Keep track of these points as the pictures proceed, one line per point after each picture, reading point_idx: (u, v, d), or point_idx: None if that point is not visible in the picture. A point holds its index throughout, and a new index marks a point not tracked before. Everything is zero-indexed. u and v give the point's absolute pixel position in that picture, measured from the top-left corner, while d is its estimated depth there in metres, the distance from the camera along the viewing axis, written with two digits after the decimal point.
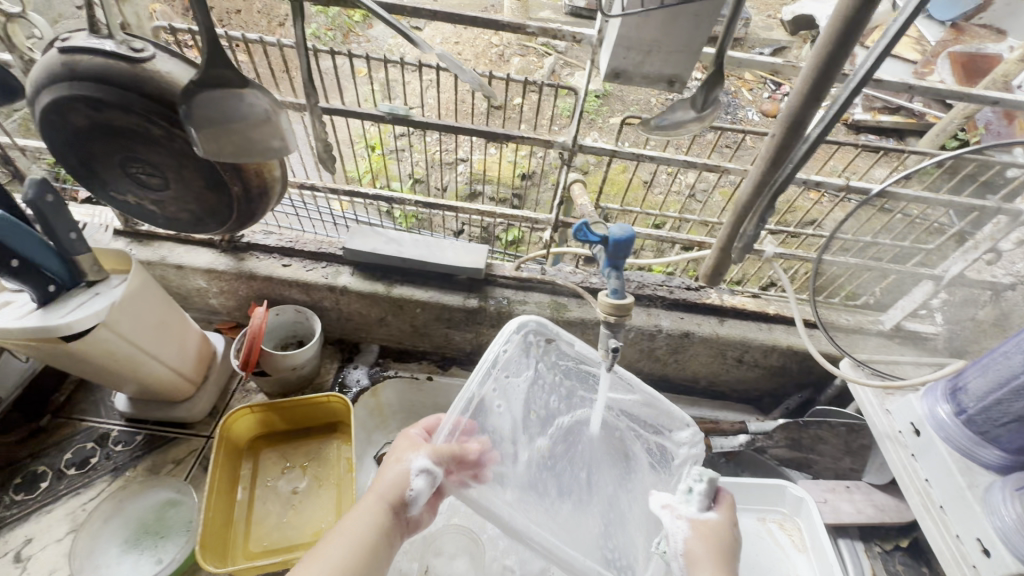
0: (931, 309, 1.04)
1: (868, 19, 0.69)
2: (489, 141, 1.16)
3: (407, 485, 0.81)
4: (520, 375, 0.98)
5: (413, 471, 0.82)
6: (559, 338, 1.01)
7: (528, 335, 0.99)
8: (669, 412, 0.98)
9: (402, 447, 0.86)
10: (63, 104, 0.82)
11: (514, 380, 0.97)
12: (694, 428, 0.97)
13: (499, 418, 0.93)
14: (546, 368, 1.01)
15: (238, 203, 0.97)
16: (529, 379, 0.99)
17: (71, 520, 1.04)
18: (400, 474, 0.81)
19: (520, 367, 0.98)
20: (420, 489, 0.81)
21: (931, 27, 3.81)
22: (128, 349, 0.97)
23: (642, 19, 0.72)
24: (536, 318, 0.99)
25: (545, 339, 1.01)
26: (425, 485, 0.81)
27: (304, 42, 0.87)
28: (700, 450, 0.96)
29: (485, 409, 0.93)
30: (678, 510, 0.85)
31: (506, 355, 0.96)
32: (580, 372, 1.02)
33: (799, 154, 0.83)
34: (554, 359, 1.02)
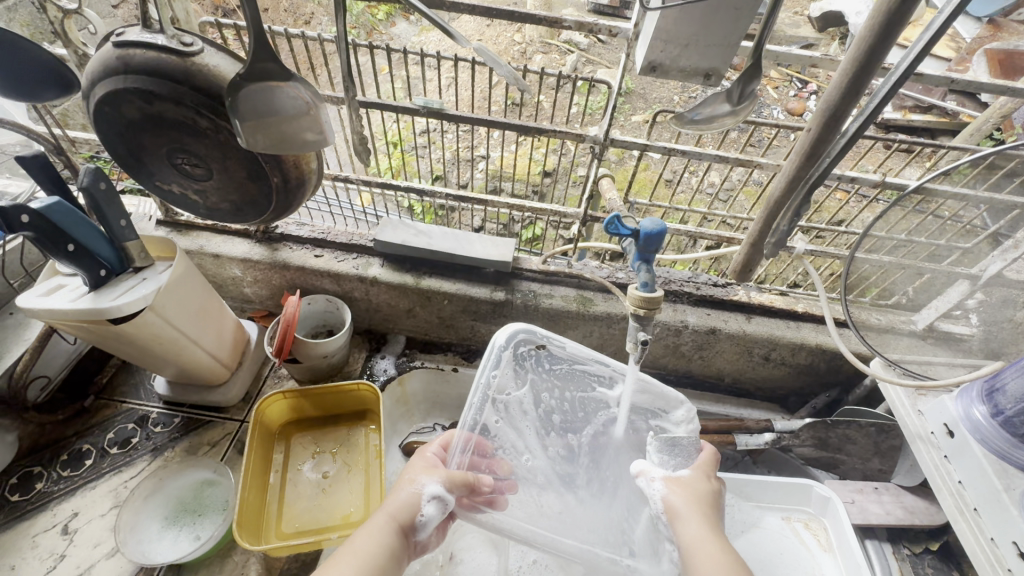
0: (966, 310, 1.02)
1: (912, 12, 0.68)
2: (520, 135, 1.17)
3: (418, 509, 0.79)
4: (519, 388, 1.03)
5: (425, 494, 0.80)
6: (549, 347, 1.05)
7: (518, 347, 1.04)
8: (666, 396, 1.02)
9: (416, 468, 0.85)
10: (117, 96, 0.86)
11: (513, 395, 1.02)
12: (688, 405, 1.00)
13: (507, 431, 0.98)
14: (543, 376, 1.04)
15: (277, 194, 1.00)
16: (530, 391, 1.03)
17: (115, 496, 1.08)
18: (413, 496, 0.80)
19: (516, 381, 1.03)
20: (430, 516, 0.80)
21: (967, 23, 3.70)
22: (170, 333, 1.00)
23: (682, 13, 0.73)
24: (522, 329, 1.04)
25: (536, 349, 1.05)
26: (436, 512, 0.80)
27: (345, 36, 0.89)
28: (696, 425, 0.99)
29: (493, 428, 0.98)
30: (652, 473, 0.86)
31: (499, 375, 1.01)
32: (577, 373, 1.05)
33: (836, 149, 0.82)
34: (550, 367, 1.05)
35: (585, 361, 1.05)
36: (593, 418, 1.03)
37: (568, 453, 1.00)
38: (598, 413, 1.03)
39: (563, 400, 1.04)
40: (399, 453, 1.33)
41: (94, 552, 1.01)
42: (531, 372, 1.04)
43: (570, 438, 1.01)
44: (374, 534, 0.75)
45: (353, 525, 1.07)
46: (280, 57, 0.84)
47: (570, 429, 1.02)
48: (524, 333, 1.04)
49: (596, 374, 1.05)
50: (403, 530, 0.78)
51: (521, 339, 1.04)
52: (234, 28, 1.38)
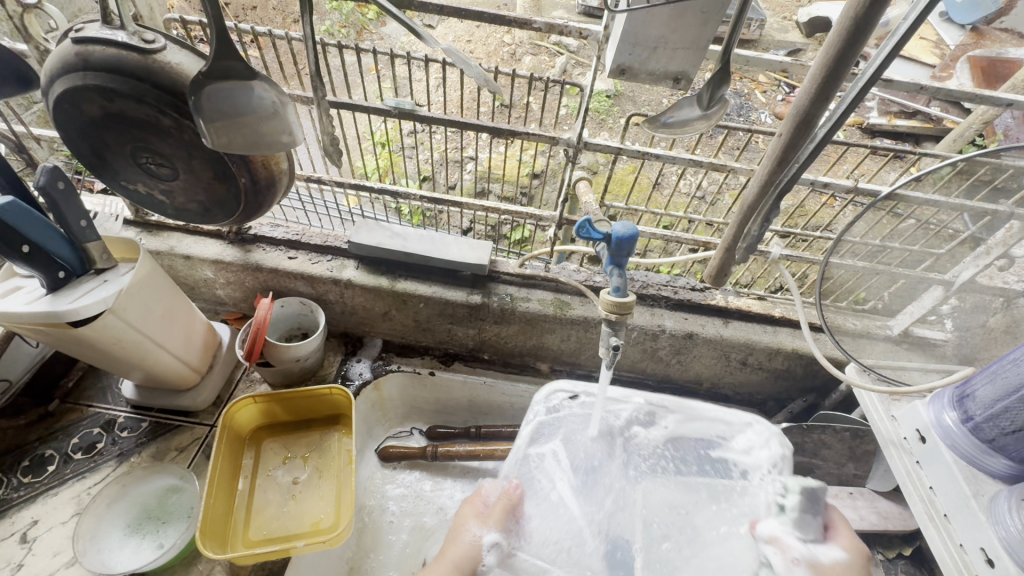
0: (940, 315, 1.02)
1: (879, 18, 0.68)
2: (495, 137, 1.16)
3: (478, 560, 0.79)
4: (557, 438, 0.94)
5: (485, 545, 0.79)
6: (581, 395, 1.00)
7: (549, 398, 0.99)
8: (721, 422, 0.95)
9: (466, 515, 0.84)
10: (77, 93, 0.84)
11: (549, 443, 0.93)
12: (755, 426, 0.93)
13: (546, 479, 0.89)
14: (580, 425, 0.96)
15: (246, 195, 0.99)
16: (571, 436, 0.94)
17: (77, 503, 1.06)
18: (470, 549, 0.79)
19: (553, 429, 0.95)
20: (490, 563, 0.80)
21: (951, 31, 3.73)
22: (134, 337, 0.98)
23: (649, 16, 0.72)
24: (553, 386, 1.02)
25: (568, 398, 1.00)
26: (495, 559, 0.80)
27: (313, 36, 0.88)
28: (773, 447, 0.89)
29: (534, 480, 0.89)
30: (788, 547, 0.75)
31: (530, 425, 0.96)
32: (616, 413, 0.98)
33: (804, 154, 0.82)
34: (586, 412, 0.98)
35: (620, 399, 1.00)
36: (646, 459, 0.92)
37: (624, 496, 0.88)
38: (652, 451, 0.93)
39: (607, 443, 0.94)
40: (373, 458, 1.35)
41: (53, 561, 0.98)
42: (568, 416, 0.97)
43: (625, 479, 0.89)
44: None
45: (322, 532, 1.06)
46: (244, 56, 0.82)
47: (625, 471, 0.91)
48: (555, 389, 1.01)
49: (635, 416, 0.98)
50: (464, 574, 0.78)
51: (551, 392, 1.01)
52: (201, 24, 1.32)
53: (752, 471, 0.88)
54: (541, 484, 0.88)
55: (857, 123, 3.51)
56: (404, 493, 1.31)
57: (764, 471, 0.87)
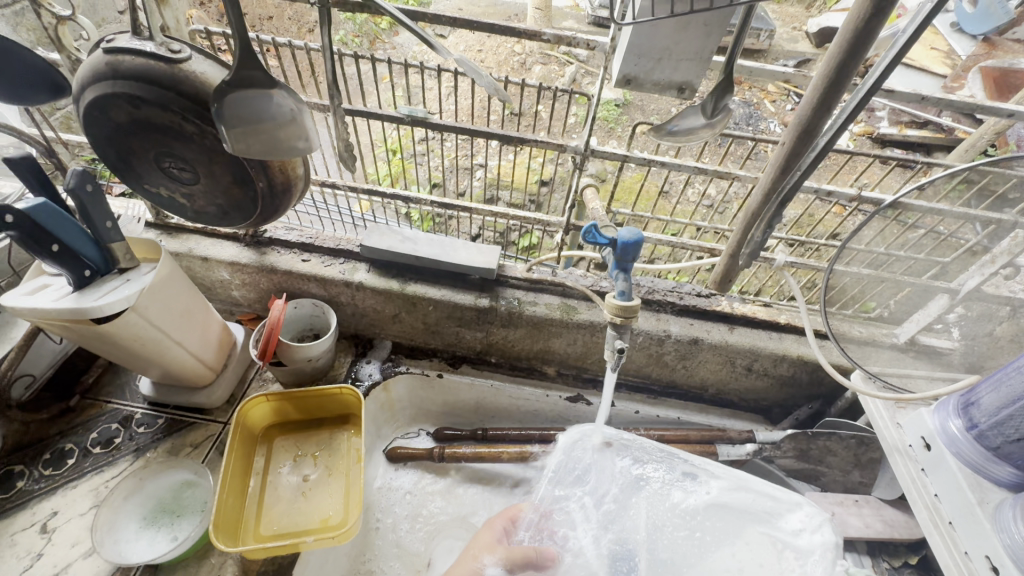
0: (947, 323, 1.02)
1: (879, 31, 0.70)
2: (504, 145, 1.18)
3: None
4: (589, 478, 1.01)
5: None
6: (620, 442, 1.03)
7: (582, 443, 1.02)
8: (772, 497, 0.96)
9: (480, 545, 0.96)
10: (106, 100, 0.88)
11: (580, 486, 1.00)
12: (807, 509, 0.94)
13: (572, 519, 0.97)
14: (612, 472, 1.01)
15: (262, 198, 1.03)
16: (605, 479, 1.01)
17: (95, 495, 1.09)
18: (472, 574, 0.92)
19: (588, 468, 1.01)
20: None
21: (962, 42, 3.71)
22: (154, 334, 1.01)
23: (654, 28, 0.75)
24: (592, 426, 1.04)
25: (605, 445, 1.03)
26: None
27: (331, 46, 0.91)
28: (823, 531, 0.92)
29: (564, 520, 0.97)
30: None
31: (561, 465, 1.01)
32: (657, 460, 1.03)
33: (806, 162, 0.85)
34: (623, 460, 1.02)
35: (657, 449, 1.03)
36: (676, 514, 0.98)
37: (648, 545, 0.94)
38: (685, 504, 0.98)
39: (638, 495, 0.99)
40: (381, 459, 1.36)
41: (73, 551, 1.01)
42: (604, 461, 1.02)
43: (649, 529, 0.96)
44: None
45: (331, 528, 1.08)
46: (264, 65, 0.86)
47: (653, 524, 0.96)
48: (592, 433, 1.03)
49: (676, 476, 1.01)
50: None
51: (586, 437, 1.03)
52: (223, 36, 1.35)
53: (803, 557, 0.91)
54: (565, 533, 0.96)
55: (867, 133, 3.53)
56: (411, 494, 1.33)
57: (815, 559, 0.90)
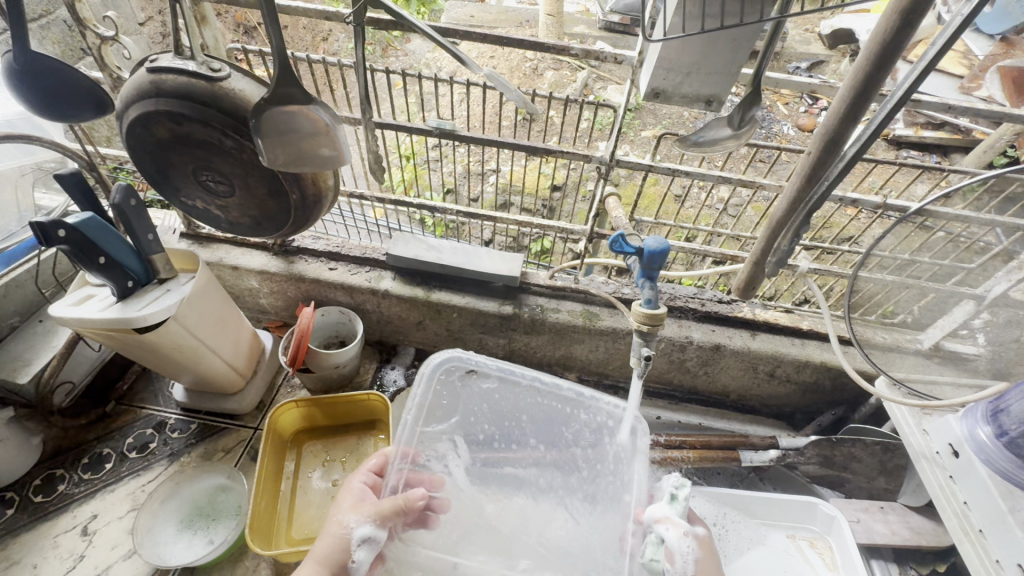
0: (973, 329, 1.02)
1: (908, 39, 0.71)
2: (529, 155, 1.20)
3: (349, 553, 0.76)
4: (450, 412, 0.98)
5: (354, 540, 0.76)
6: (479, 368, 1.01)
7: (445, 375, 1.00)
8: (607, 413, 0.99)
9: (341, 507, 0.81)
10: (150, 117, 0.92)
11: (447, 421, 0.98)
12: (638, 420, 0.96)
13: (440, 451, 0.94)
14: (474, 401, 1.00)
15: (296, 210, 1.06)
16: (467, 410, 0.99)
17: (132, 500, 1.12)
18: (341, 537, 0.77)
19: (447, 402, 0.98)
20: (363, 561, 0.76)
21: (979, 41, 3.66)
22: (190, 342, 1.04)
23: (684, 44, 0.76)
24: (455, 354, 1.01)
25: (466, 374, 1.01)
26: (367, 555, 0.76)
27: (363, 62, 0.94)
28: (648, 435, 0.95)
29: (433, 452, 0.93)
30: (680, 525, 0.85)
31: (424, 401, 0.96)
32: (509, 384, 1.01)
33: (834, 172, 0.85)
34: (483, 386, 1.01)
35: (506, 373, 1.01)
36: (533, 432, 0.99)
37: (509, 464, 0.94)
38: (537, 423, 1.00)
39: (501, 419, 1.00)
40: None
41: (113, 553, 1.04)
42: (465, 393, 1.00)
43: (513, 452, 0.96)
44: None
45: None
46: (302, 82, 0.89)
47: (513, 443, 0.98)
48: (453, 363, 1.01)
49: (529, 393, 1.01)
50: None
51: (437, 373, 0.98)
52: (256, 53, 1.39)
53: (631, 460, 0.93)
54: (432, 469, 0.91)
55: (882, 135, 3.50)
56: None
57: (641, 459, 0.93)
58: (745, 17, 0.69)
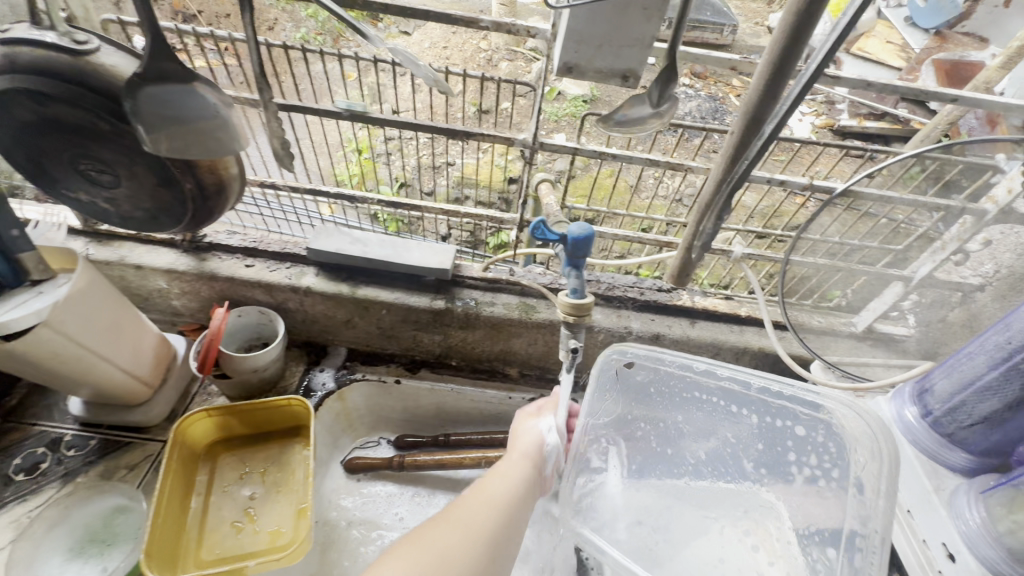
0: (903, 310, 1.02)
1: (822, 12, 0.68)
2: (449, 139, 1.14)
3: (542, 443, 0.94)
4: (613, 410, 1.07)
5: (546, 429, 0.96)
6: (635, 355, 1.03)
7: (604, 370, 1.02)
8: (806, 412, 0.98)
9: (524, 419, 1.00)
10: (6, 96, 0.81)
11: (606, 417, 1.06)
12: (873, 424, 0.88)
13: (603, 450, 1.08)
14: (625, 397, 1.07)
15: (193, 201, 0.97)
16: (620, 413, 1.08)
17: (15, 528, 1.00)
18: (535, 434, 0.94)
19: (612, 402, 1.06)
20: (554, 445, 0.95)
21: (916, 36, 3.79)
22: (75, 350, 0.93)
23: (591, 13, 0.71)
24: (618, 349, 1.01)
25: (622, 365, 1.03)
26: (557, 440, 0.96)
27: (255, 36, 0.85)
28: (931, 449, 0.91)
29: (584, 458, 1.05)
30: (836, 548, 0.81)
31: (592, 403, 1.01)
32: (663, 382, 1.07)
33: (754, 151, 0.82)
34: (639, 377, 1.06)
35: (664, 365, 1.04)
36: (686, 432, 1.10)
37: (664, 462, 1.11)
38: (692, 422, 1.09)
39: (657, 415, 1.09)
40: (340, 471, 1.31)
41: None
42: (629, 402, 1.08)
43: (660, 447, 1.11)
44: (503, 479, 0.84)
45: (279, 548, 1.02)
46: (181, 57, 0.80)
47: (669, 443, 1.10)
48: (614, 356, 1.02)
49: (702, 383, 1.05)
50: (535, 466, 0.90)
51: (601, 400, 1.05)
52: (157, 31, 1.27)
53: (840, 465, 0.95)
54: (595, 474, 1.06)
55: (829, 126, 3.59)
56: (370, 505, 1.27)
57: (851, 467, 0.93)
58: None
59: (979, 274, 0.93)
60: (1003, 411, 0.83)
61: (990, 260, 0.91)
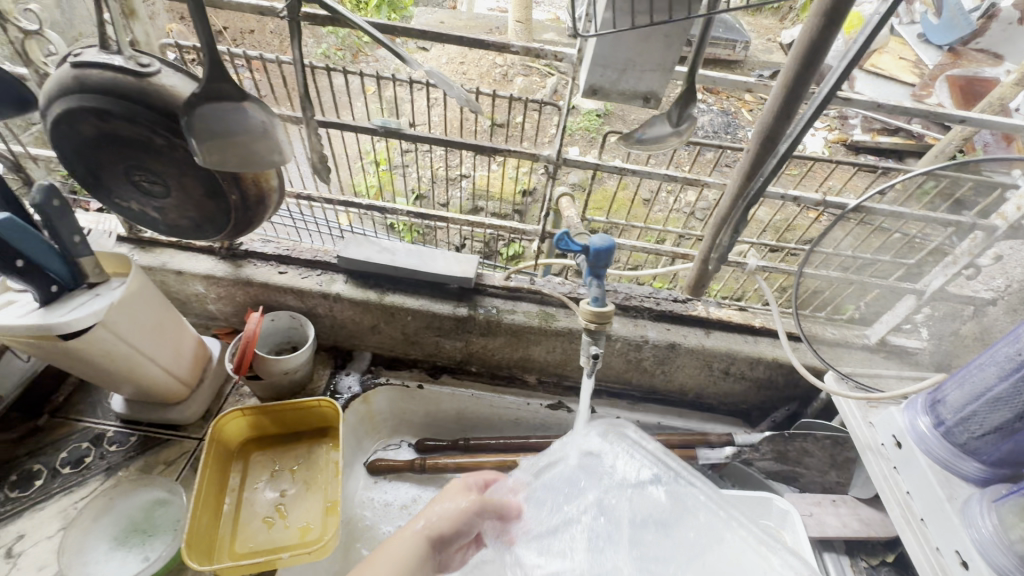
0: (916, 324, 1.04)
1: (832, 39, 0.73)
2: (478, 154, 1.19)
3: (451, 530, 0.84)
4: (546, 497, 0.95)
5: (456, 513, 0.85)
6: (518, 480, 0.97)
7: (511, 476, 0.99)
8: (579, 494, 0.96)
9: (457, 488, 0.90)
10: (73, 114, 0.88)
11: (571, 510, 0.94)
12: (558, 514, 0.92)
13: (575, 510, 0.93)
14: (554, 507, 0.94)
15: (236, 210, 1.03)
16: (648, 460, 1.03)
17: (63, 517, 1.06)
18: (448, 513, 0.84)
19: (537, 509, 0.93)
20: (456, 534, 0.84)
21: (929, 52, 3.79)
22: (123, 349, 0.99)
23: (616, 40, 0.76)
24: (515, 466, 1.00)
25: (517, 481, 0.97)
26: (466, 530, 0.85)
27: (301, 58, 0.92)
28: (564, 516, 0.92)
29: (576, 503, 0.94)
30: None
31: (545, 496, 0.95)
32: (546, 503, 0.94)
33: (769, 168, 0.86)
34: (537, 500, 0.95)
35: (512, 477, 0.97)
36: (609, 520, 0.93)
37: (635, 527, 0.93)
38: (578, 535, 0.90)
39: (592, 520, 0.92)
40: (363, 472, 1.36)
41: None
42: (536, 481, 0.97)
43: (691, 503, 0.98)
44: (388, 560, 0.76)
45: (307, 544, 1.06)
46: (236, 79, 0.87)
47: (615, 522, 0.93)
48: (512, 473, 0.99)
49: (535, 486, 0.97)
50: (433, 547, 0.81)
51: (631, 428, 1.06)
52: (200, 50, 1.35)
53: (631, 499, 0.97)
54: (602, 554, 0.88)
55: (842, 140, 3.61)
56: (391, 506, 1.31)
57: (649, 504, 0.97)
58: (674, 14, 0.70)
59: (991, 288, 0.96)
60: (1013, 422, 0.85)
61: (1002, 275, 0.94)
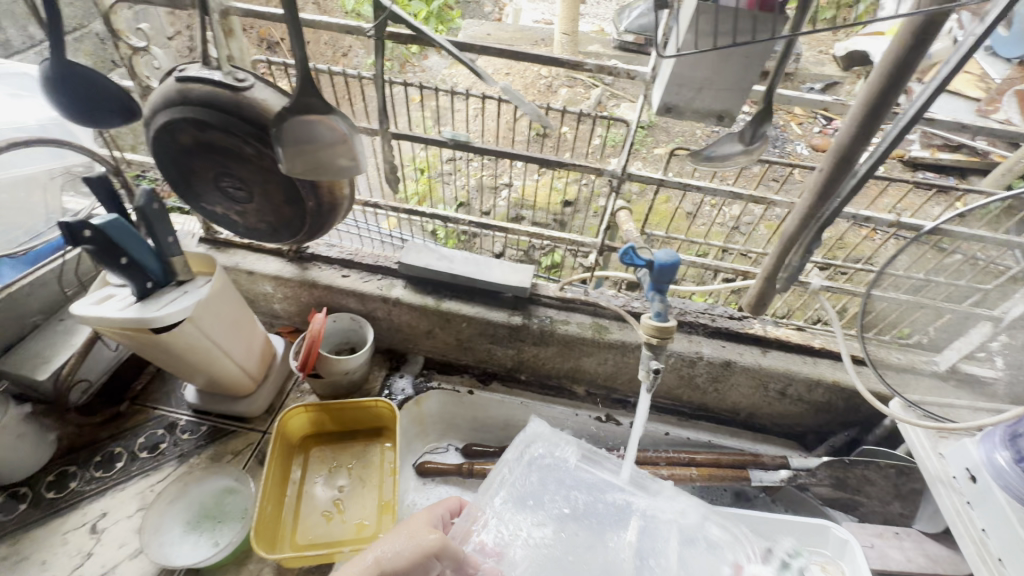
0: (991, 352, 0.97)
1: (919, 62, 0.72)
2: (542, 168, 1.22)
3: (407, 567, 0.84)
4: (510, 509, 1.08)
5: (417, 550, 0.86)
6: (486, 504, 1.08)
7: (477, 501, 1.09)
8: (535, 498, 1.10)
9: (422, 524, 0.91)
10: (176, 124, 0.95)
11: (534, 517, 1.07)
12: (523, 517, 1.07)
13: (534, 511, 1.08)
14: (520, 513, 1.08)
15: (311, 216, 1.08)
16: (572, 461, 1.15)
17: (141, 499, 1.14)
18: (409, 551, 0.85)
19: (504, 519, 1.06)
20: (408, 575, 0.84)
21: (996, 65, 3.60)
22: (204, 344, 1.06)
23: (696, 60, 0.77)
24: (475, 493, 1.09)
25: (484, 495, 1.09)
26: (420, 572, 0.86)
27: (383, 74, 1.06)
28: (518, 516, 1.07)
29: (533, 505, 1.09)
30: None
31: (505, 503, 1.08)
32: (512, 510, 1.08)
33: (847, 189, 0.87)
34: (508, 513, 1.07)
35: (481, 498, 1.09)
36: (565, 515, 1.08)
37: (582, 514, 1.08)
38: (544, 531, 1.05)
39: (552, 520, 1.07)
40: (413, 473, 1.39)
41: (120, 552, 1.06)
42: (485, 500, 1.08)
43: (622, 504, 1.09)
44: None
45: (364, 540, 1.10)
46: (323, 94, 0.91)
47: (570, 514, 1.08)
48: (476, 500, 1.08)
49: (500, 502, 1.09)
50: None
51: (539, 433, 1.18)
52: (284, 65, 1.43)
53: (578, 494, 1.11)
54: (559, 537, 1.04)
55: (898, 156, 3.47)
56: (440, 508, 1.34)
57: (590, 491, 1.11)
58: (758, 34, 0.70)
59: None
60: None
61: None
